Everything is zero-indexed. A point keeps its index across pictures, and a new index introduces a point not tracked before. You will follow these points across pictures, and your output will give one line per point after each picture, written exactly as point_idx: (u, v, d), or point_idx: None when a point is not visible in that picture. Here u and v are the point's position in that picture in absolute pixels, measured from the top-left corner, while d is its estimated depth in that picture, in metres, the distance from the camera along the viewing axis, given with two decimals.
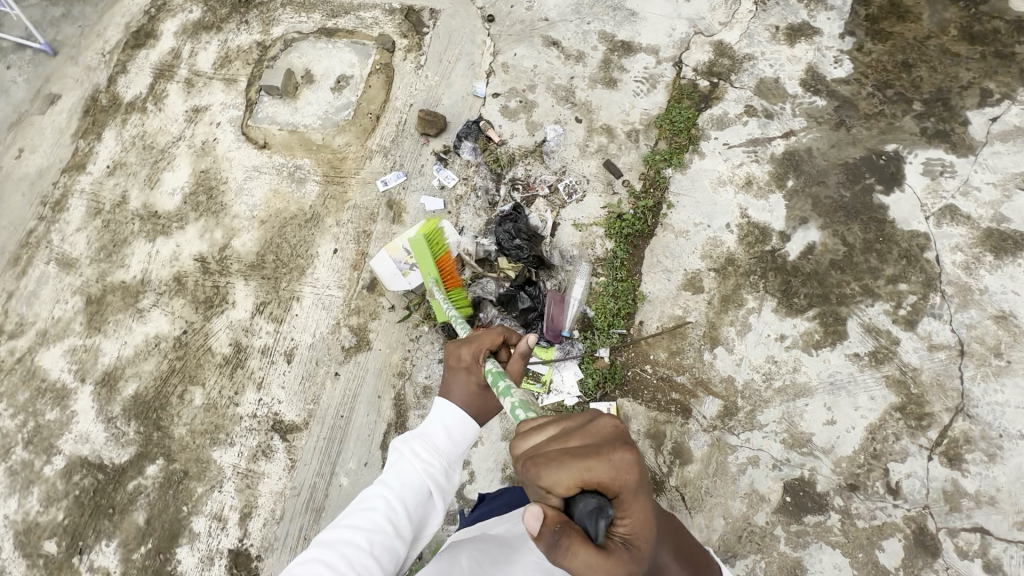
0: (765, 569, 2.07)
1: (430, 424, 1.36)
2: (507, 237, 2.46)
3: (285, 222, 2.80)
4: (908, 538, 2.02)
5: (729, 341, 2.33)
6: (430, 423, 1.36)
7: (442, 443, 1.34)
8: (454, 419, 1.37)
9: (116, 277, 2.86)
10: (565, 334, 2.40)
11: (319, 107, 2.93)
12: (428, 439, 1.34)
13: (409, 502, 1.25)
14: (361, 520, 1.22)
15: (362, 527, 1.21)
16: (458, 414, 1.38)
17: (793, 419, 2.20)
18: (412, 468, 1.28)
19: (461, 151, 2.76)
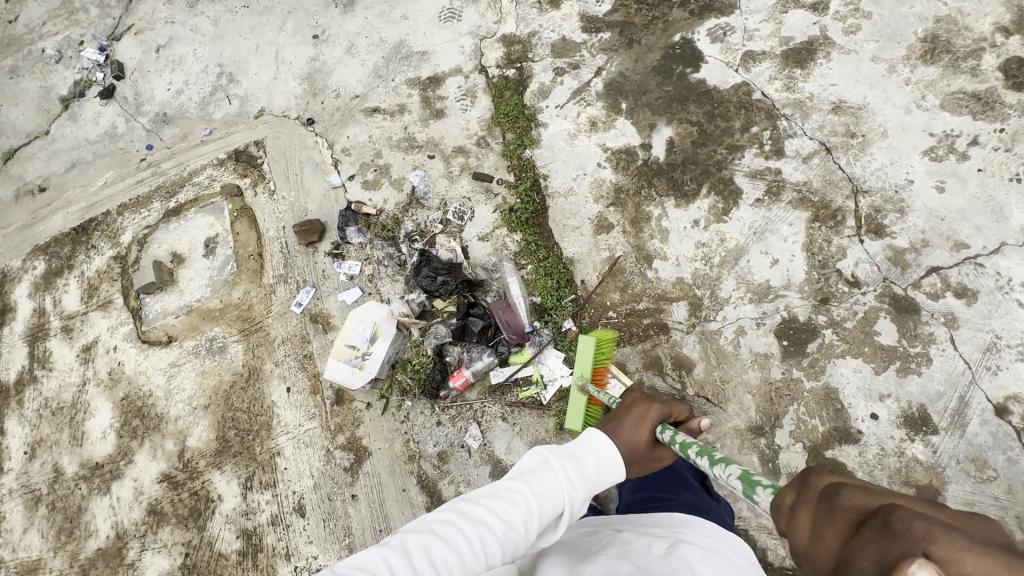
0: (807, 410, 2.16)
1: (582, 446, 1.32)
2: (430, 278, 2.50)
3: (228, 393, 2.72)
4: (889, 312, 2.19)
5: (659, 251, 2.48)
6: (584, 451, 1.30)
7: (587, 471, 1.27)
8: (606, 452, 1.32)
9: (90, 548, 2.63)
10: (529, 329, 2.46)
11: (202, 277, 2.92)
12: (577, 461, 1.28)
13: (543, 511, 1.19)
14: (497, 501, 1.19)
15: (499, 504, 1.18)
16: (609, 453, 1.31)
17: (746, 279, 2.35)
18: (556, 477, 1.23)
19: (349, 238, 2.83)
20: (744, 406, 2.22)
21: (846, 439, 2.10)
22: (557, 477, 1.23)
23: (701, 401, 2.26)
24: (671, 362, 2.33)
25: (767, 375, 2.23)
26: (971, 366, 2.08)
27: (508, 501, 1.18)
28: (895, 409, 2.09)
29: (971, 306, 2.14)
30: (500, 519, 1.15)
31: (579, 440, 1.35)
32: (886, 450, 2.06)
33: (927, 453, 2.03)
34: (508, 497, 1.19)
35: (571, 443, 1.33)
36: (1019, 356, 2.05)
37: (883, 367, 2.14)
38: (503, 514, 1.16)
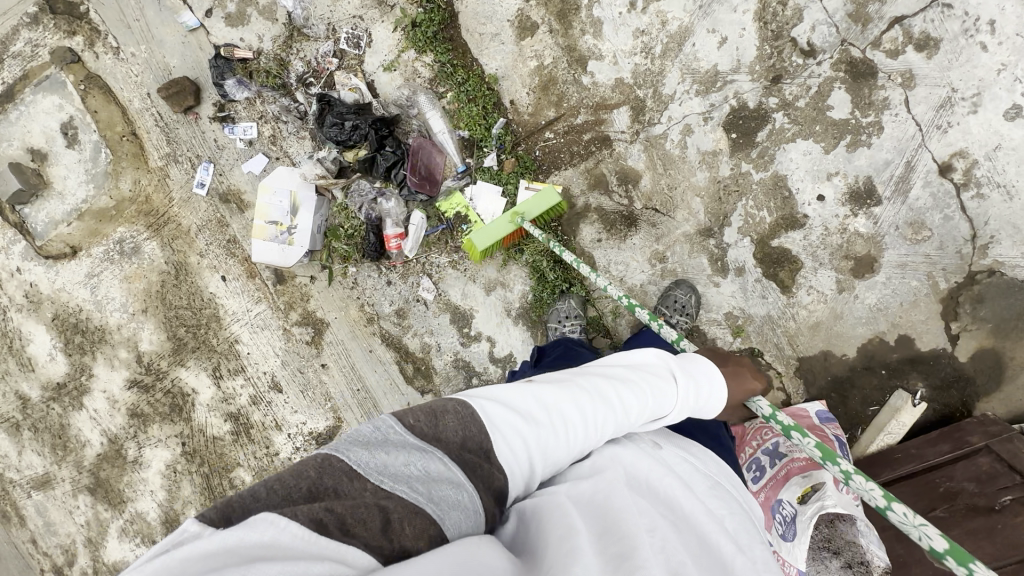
0: (757, 203, 2.09)
1: (703, 368, 1.13)
2: (340, 134, 2.18)
3: (161, 293, 2.52)
4: (845, 80, 1.99)
5: (593, 50, 2.13)
6: (703, 371, 1.13)
7: (704, 398, 1.10)
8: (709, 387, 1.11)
9: (91, 455, 2.68)
10: (461, 169, 2.23)
11: (79, 172, 2.48)
12: (697, 384, 1.10)
13: (659, 415, 1.04)
14: (619, 385, 1.01)
15: (628, 387, 1.01)
16: (723, 388, 1.12)
17: (692, 67, 2.08)
18: (681, 385, 1.06)
19: (231, 95, 2.34)
20: (693, 210, 2.13)
21: (793, 225, 2.08)
22: (681, 391, 1.06)
23: (651, 213, 2.15)
24: (617, 177, 2.16)
25: (717, 173, 2.10)
26: (922, 127, 1.98)
27: (633, 386, 1.02)
28: (842, 187, 2.04)
29: (931, 58, 1.95)
30: (623, 400, 0.99)
31: (698, 363, 1.16)
32: (830, 230, 2.06)
33: (868, 226, 2.04)
34: (630, 384, 1.03)
35: (698, 365, 1.14)
36: (972, 108, 1.94)
37: (833, 144, 2.02)
38: (629, 398, 1.00)
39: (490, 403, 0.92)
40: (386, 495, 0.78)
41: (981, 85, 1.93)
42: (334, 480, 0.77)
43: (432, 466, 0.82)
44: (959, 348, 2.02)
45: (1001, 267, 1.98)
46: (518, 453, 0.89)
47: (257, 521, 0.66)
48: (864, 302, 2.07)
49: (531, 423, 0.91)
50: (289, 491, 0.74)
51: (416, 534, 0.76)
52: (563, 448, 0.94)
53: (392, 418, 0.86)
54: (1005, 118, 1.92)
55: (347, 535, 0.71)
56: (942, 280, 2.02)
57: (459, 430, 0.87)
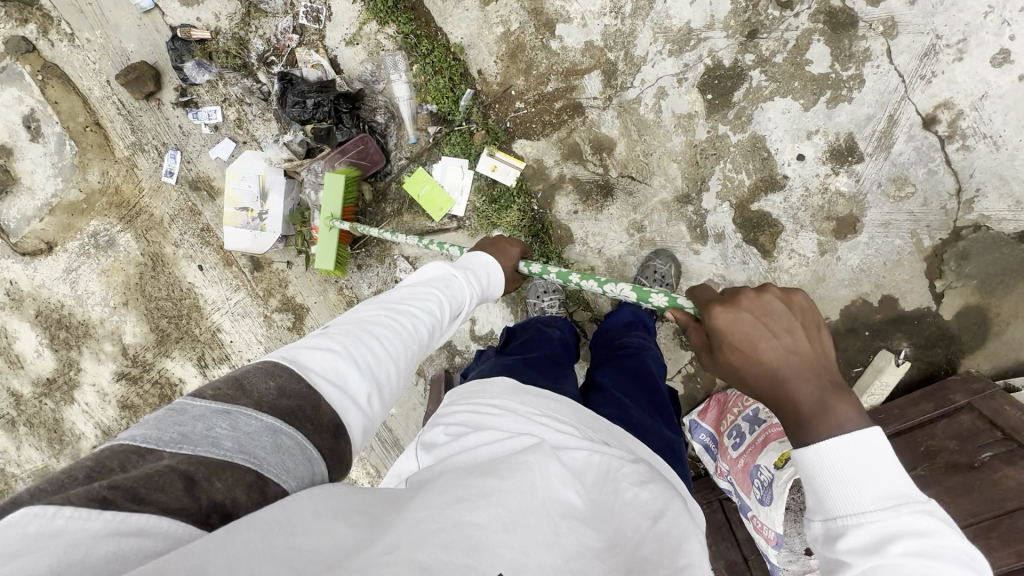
0: (736, 166, 2.03)
1: (477, 261, 1.41)
2: (308, 110, 2.10)
3: (140, 285, 2.51)
4: (825, 31, 1.90)
5: (561, 13, 2.04)
6: (476, 262, 1.41)
7: (484, 283, 1.36)
8: (495, 268, 1.43)
9: (86, 447, 2.71)
10: (413, 141, 2.19)
11: (46, 165, 2.44)
12: (476, 275, 1.35)
13: (458, 306, 1.23)
14: (411, 297, 1.13)
15: (423, 290, 1.16)
16: (498, 272, 1.43)
17: (664, 26, 1.99)
18: (464, 278, 1.28)
19: (192, 78, 2.27)
20: (670, 176, 2.07)
21: (773, 187, 2.02)
22: (464, 280, 1.28)
23: (626, 181, 2.10)
24: (591, 146, 2.10)
25: (694, 137, 2.04)
26: (905, 78, 1.89)
27: (422, 295, 1.14)
28: (822, 145, 1.97)
29: (914, 4, 1.85)
30: (428, 302, 1.13)
31: (472, 259, 1.43)
32: (811, 190, 2.00)
33: (850, 184, 1.98)
34: (425, 292, 1.16)
35: (465, 263, 1.38)
36: (958, 55, 1.85)
37: (813, 101, 1.94)
38: (424, 302, 1.12)
39: (301, 355, 0.88)
40: (185, 458, 0.69)
41: (966, 30, 1.83)
42: (119, 460, 0.67)
43: (241, 422, 0.74)
44: (944, 307, 1.98)
45: (987, 221, 1.92)
46: (350, 380, 0.88)
47: (20, 516, 0.56)
48: (847, 264, 2.03)
49: (351, 349, 0.92)
50: (64, 482, 0.63)
51: (230, 485, 0.68)
52: (400, 357, 1.00)
53: (188, 398, 0.76)
54: (992, 65, 1.84)
55: (140, 505, 0.61)
56: (926, 237, 1.97)
57: (270, 384, 0.81)
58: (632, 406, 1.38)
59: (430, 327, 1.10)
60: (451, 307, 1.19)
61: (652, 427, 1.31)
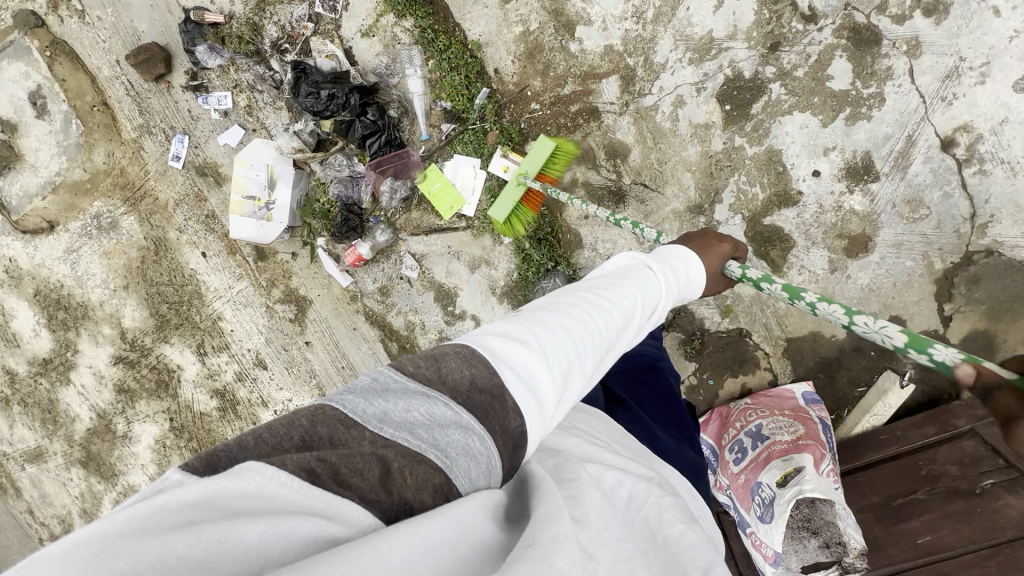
0: (750, 179, 2.01)
1: (677, 255, 1.17)
2: (321, 100, 2.08)
3: (141, 269, 2.48)
4: (848, 48, 1.88)
5: (582, 15, 2.01)
6: (672, 256, 1.17)
7: (681, 280, 1.13)
8: (693, 264, 1.19)
9: (80, 429, 2.69)
10: (425, 138, 2.17)
11: (50, 143, 2.40)
12: (673, 271, 1.13)
13: (655, 308, 1.03)
14: (609, 289, 0.96)
15: (621, 282, 0.99)
16: (698, 267, 1.19)
17: (685, 34, 1.96)
18: (661, 273, 1.08)
19: (203, 62, 2.24)
20: (684, 186, 2.05)
21: (787, 203, 2.00)
22: (660, 276, 1.07)
23: (639, 189, 2.08)
24: (605, 151, 2.08)
25: (709, 147, 2.02)
26: (926, 99, 1.87)
27: (617, 286, 0.97)
28: (839, 163, 1.95)
29: (939, 24, 1.83)
30: (622, 300, 0.94)
31: (670, 252, 1.19)
32: (825, 208, 1.99)
33: (864, 203, 1.97)
34: (624, 285, 0.98)
35: (660, 255, 1.17)
36: (980, 78, 1.83)
37: (832, 117, 1.92)
38: (620, 299, 0.94)
39: (491, 342, 0.76)
40: (386, 443, 0.63)
41: (990, 54, 1.82)
42: (328, 428, 0.63)
43: (439, 411, 0.67)
44: (951, 330, 1.98)
45: (1000, 247, 1.91)
46: (545, 384, 0.74)
47: (245, 468, 0.54)
48: (857, 283, 2.01)
49: (549, 347, 0.77)
50: (277, 440, 0.60)
51: (419, 485, 0.63)
52: (588, 360, 0.83)
53: (388, 367, 0.71)
54: (1014, 90, 1.82)
55: (342, 486, 0.58)
56: (938, 260, 1.96)
57: (466, 372, 0.71)
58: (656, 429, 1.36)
59: (620, 328, 0.91)
60: (648, 308, 1.00)
61: (671, 447, 1.31)
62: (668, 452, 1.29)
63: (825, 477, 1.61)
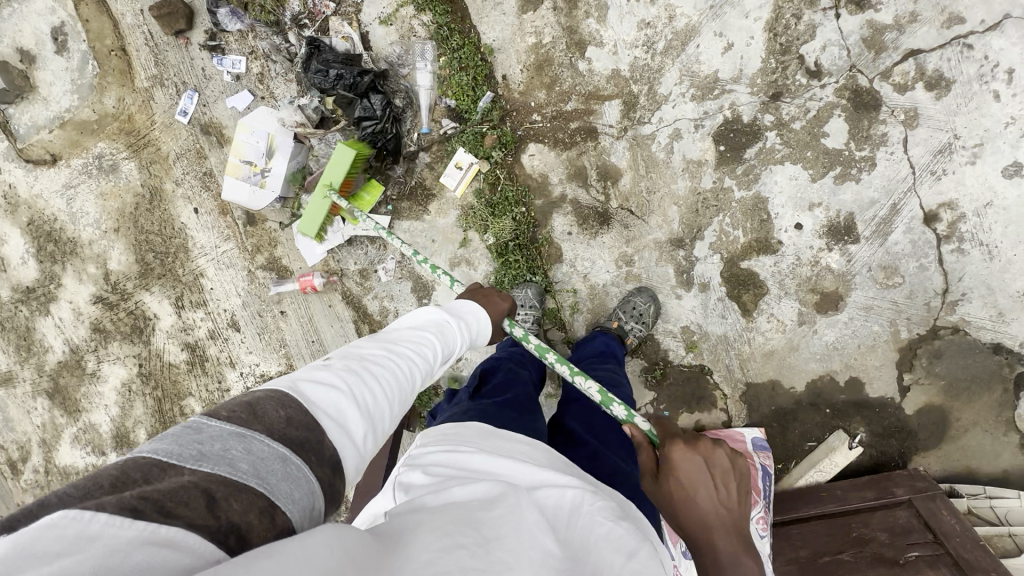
0: (733, 222, 2.04)
1: (466, 308, 1.42)
2: (326, 80, 2.09)
3: (133, 214, 2.52)
4: (847, 108, 1.90)
5: (594, 36, 2.04)
6: (465, 312, 1.42)
7: (473, 331, 1.39)
8: (481, 315, 1.43)
9: (52, 361, 2.74)
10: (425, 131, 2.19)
11: (64, 80, 2.45)
12: (465, 323, 1.38)
13: (446, 356, 1.26)
14: (402, 347, 1.15)
15: (417, 331, 1.24)
16: (486, 322, 1.44)
17: (692, 70, 1.99)
18: (459, 325, 1.33)
19: (223, 24, 2.28)
20: (668, 218, 2.08)
21: (765, 250, 2.03)
22: (457, 330, 1.32)
23: (625, 214, 2.11)
24: (597, 172, 2.11)
25: (699, 184, 2.04)
26: (916, 171, 1.89)
27: (413, 342, 1.18)
28: (822, 219, 1.98)
29: (940, 99, 1.85)
30: (415, 357, 1.14)
31: (463, 305, 1.44)
32: (802, 260, 2.01)
33: (841, 263, 1.99)
34: (421, 335, 1.23)
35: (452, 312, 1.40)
36: (972, 159, 1.86)
37: (822, 173, 1.95)
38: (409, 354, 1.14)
39: (310, 387, 0.89)
40: (206, 477, 0.68)
41: (985, 136, 1.84)
42: (143, 472, 0.67)
43: (255, 447, 0.74)
44: (907, 400, 1.99)
45: (966, 326, 1.94)
46: (352, 422, 0.89)
47: (56, 518, 0.55)
48: (822, 339, 2.04)
49: (354, 387, 0.95)
50: (89, 489, 0.62)
51: (246, 508, 0.68)
52: (390, 405, 1.01)
53: (203, 416, 0.77)
54: (1003, 175, 1.85)
55: (167, 517, 0.61)
56: (904, 329, 1.98)
57: (281, 412, 0.81)
58: (606, 451, 1.42)
59: (413, 376, 1.11)
60: (440, 356, 1.23)
61: (626, 470, 1.36)
62: (617, 471, 1.34)
63: (755, 522, 1.70)
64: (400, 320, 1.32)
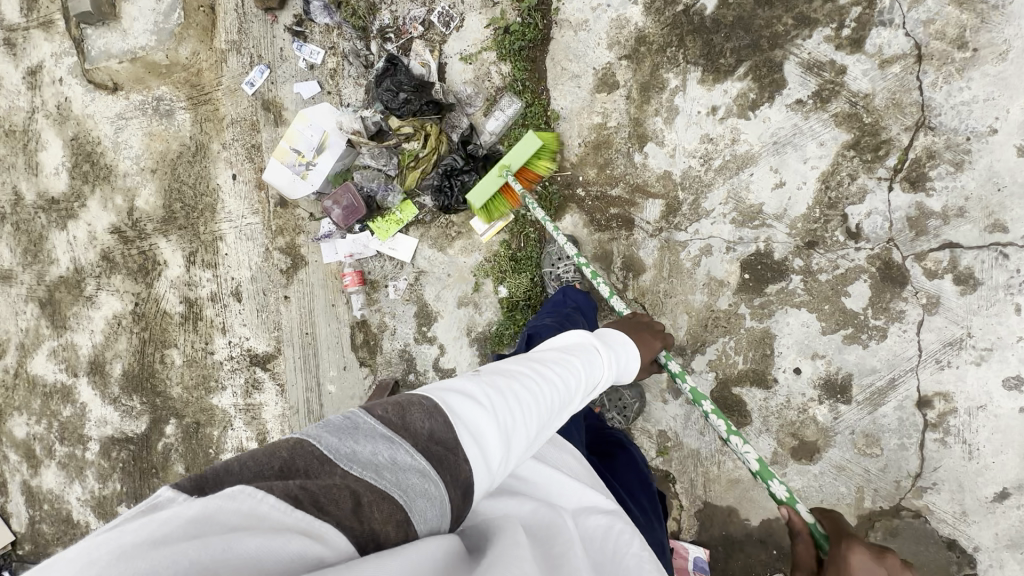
0: (736, 347, 2.07)
1: (616, 342, 1.35)
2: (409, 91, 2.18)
3: (174, 162, 2.57)
4: (874, 276, 1.95)
5: (657, 134, 2.09)
6: (616, 350, 1.33)
7: (616, 368, 1.30)
8: (622, 350, 1.36)
9: (52, 273, 2.78)
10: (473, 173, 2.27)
11: (147, 19, 2.50)
12: (612, 358, 1.29)
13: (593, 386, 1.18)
14: (554, 366, 1.09)
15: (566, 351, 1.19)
16: (633, 357, 1.37)
17: (739, 195, 2.03)
18: (606, 358, 1.25)
19: (313, 15, 2.34)
20: (676, 324, 2.12)
21: (759, 382, 2.06)
22: (602, 361, 1.23)
23: (636, 307, 2.15)
24: (623, 261, 2.15)
25: (713, 302, 2.08)
26: (921, 355, 1.93)
27: (564, 364, 1.11)
28: (820, 371, 2.01)
29: (964, 295, 1.89)
30: (566, 378, 1.08)
31: (613, 342, 1.35)
32: (790, 403, 2.05)
33: (827, 417, 2.02)
34: (569, 358, 1.16)
35: (607, 341, 1.34)
36: (977, 360, 1.90)
37: (832, 329, 1.99)
38: (558, 375, 1.07)
39: (456, 400, 0.86)
40: (355, 480, 0.71)
41: (996, 343, 1.88)
42: (305, 461, 0.71)
43: (400, 457, 0.75)
44: None
45: (928, 514, 1.96)
46: (488, 441, 0.84)
47: (235, 491, 0.60)
48: (788, 483, 2.06)
49: (498, 405, 0.89)
50: (261, 469, 0.68)
51: (384, 518, 0.69)
52: (538, 424, 0.94)
53: (360, 411, 0.79)
54: (1003, 385, 1.88)
55: (320, 512, 0.64)
56: (869, 498, 2.00)
57: (426, 423, 0.80)
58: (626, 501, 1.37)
59: (559, 401, 1.03)
60: (588, 385, 1.15)
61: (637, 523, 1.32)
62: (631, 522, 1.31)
63: None
64: (553, 339, 1.27)
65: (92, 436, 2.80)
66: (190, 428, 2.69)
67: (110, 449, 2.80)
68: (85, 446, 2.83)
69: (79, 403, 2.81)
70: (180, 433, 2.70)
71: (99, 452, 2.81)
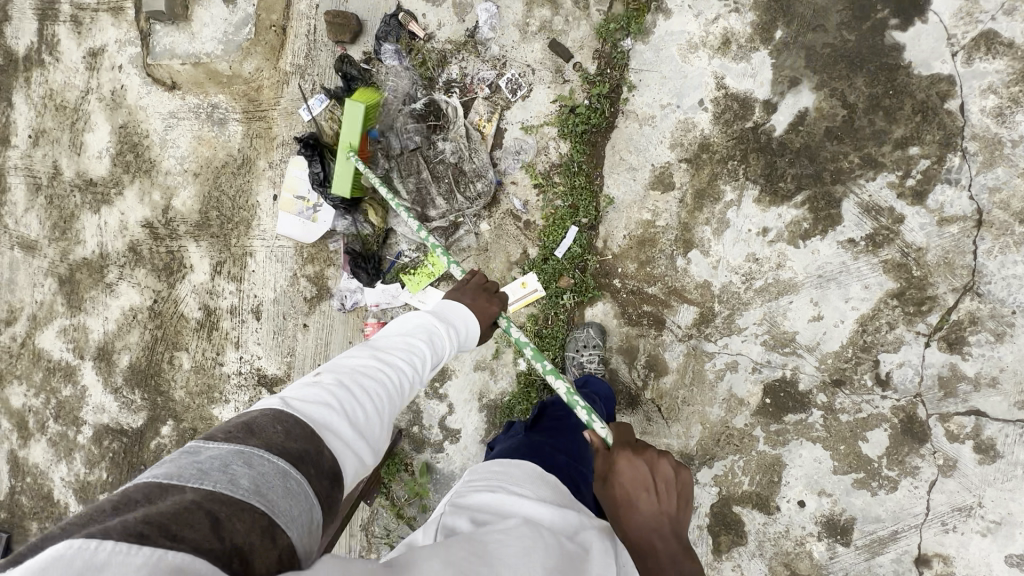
0: (744, 467, 2.06)
1: (455, 313, 1.43)
2: (452, 154, 2.22)
3: (217, 170, 2.56)
4: (895, 427, 1.94)
5: (704, 243, 2.08)
6: (456, 319, 1.42)
7: (460, 335, 1.40)
8: (461, 314, 1.45)
9: (77, 254, 2.77)
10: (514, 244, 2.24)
11: (217, 27, 2.54)
12: (453, 327, 1.39)
13: (436, 360, 1.28)
14: (398, 356, 1.18)
15: (410, 338, 1.25)
16: (474, 326, 1.47)
17: (775, 319, 2.02)
18: (447, 333, 1.34)
19: (382, 57, 2.32)
20: (689, 433, 2.10)
21: (761, 507, 2.05)
22: (443, 334, 1.33)
23: (652, 408, 2.13)
24: (647, 359, 2.14)
25: (730, 419, 2.07)
26: (929, 514, 1.92)
27: (404, 351, 1.20)
28: (824, 509, 2.00)
29: (981, 464, 1.88)
30: (407, 362, 1.18)
31: (450, 311, 1.44)
32: (789, 534, 2.03)
33: (823, 555, 2.01)
34: (411, 342, 1.24)
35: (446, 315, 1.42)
36: (984, 530, 1.89)
37: (844, 470, 1.98)
38: (399, 360, 1.17)
39: (308, 407, 0.94)
40: (206, 495, 0.73)
41: (1005, 517, 1.87)
42: (144, 493, 0.71)
43: (256, 460, 0.80)
44: None
45: None
46: (342, 429, 0.95)
47: (65, 548, 0.55)
48: None
49: (343, 400, 0.99)
50: (90, 518, 0.65)
51: (248, 529, 0.72)
52: (387, 405, 1.07)
53: (200, 441, 0.82)
54: (1005, 560, 1.87)
55: (174, 540, 0.63)
56: None
57: (277, 427, 0.88)
58: None
59: (405, 380, 1.14)
60: (432, 362, 1.26)
61: None
62: None
63: None
64: (388, 325, 1.33)
65: (87, 421, 2.78)
66: (186, 433, 2.68)
67: (102, 437, 2.78)
68: (78, 429, 2.82)
69: (79, 385, 2.80)
70: (175, 436, 2.68)
71: (91, 438, 2.80)
